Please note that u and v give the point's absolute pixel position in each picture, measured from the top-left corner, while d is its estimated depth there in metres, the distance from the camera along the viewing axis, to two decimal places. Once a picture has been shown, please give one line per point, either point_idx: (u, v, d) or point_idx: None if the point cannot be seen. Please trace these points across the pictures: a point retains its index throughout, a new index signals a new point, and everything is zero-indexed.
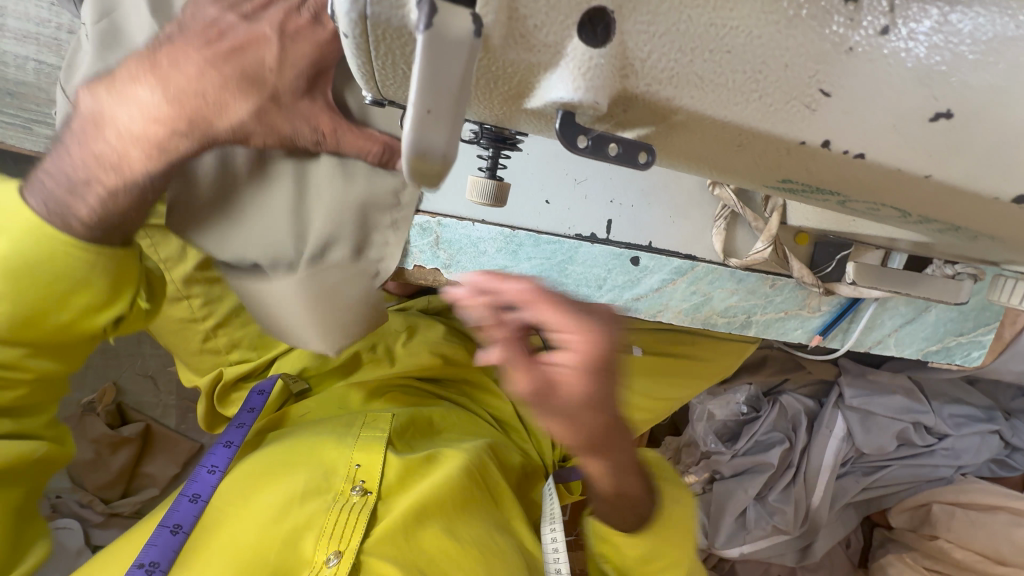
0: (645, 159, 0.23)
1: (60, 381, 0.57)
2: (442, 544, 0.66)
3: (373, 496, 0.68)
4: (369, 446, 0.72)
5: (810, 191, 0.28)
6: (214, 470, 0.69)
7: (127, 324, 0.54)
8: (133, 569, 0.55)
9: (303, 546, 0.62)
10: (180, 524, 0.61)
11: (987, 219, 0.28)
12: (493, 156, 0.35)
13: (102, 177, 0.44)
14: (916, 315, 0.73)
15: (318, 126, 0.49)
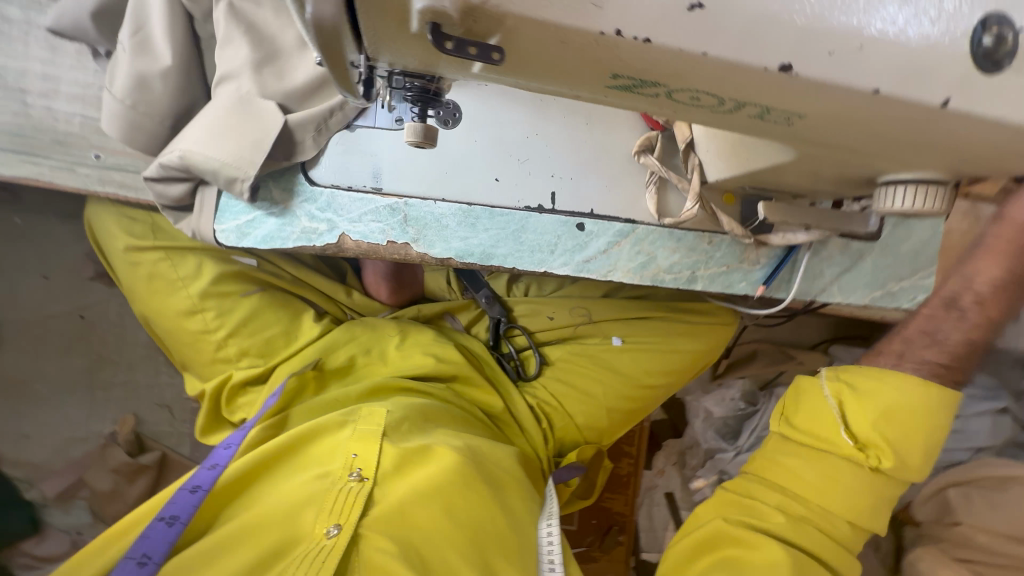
0: (498, 57, 0.34)
1: None
2: (436, 521, 0.69)
3: (370, 480, 0.71)
4: (364, 438, 0.77)
5: (640, 85, 0.38)
6: (231, 446, 0.75)
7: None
8: (155, 520, 0.61)
9: (305, 521, 0.66)
10: (199, 484, 0.67)
11: (781, 97, 0.38)
12: (421, 105, 0.46)
13: None
14: (854, 263, 0.80)
15: None
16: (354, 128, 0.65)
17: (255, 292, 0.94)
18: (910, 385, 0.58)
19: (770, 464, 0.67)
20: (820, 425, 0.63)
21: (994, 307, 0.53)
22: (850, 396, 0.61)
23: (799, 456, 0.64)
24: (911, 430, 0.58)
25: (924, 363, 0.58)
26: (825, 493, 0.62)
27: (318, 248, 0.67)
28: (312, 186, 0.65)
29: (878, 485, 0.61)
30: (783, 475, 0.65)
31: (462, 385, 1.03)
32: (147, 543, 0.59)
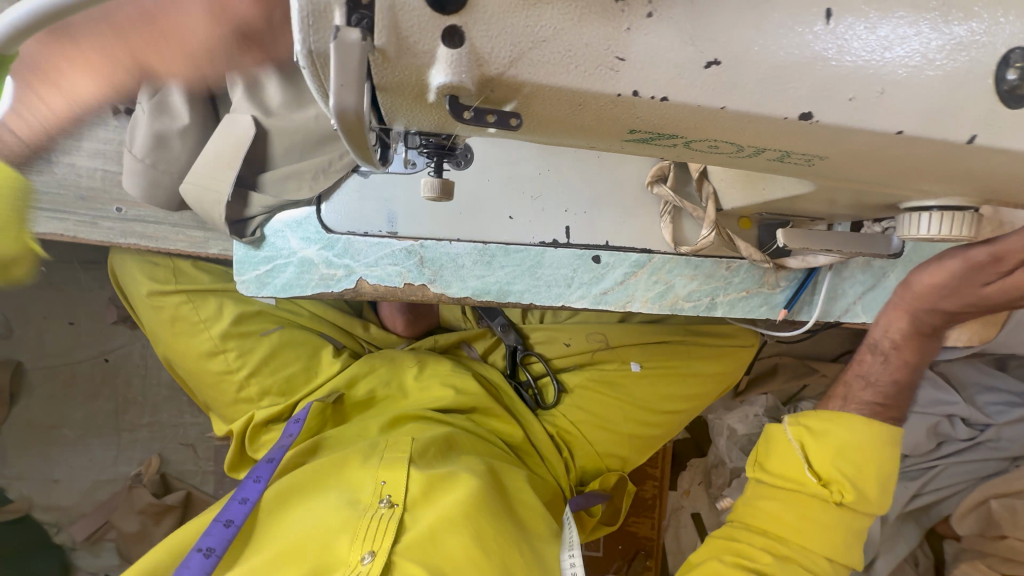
0: (515, 122, 0.34)
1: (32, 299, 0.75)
2: (466, 548, 0.68)
3: (400, 507, 0.71)
4: (392, 464, 0.77)
5: (658, 138, 0.38)
6: (261, 478, 0.75)
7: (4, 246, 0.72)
8: (193, 552, 0.63)
9: (337, 548, 0.66)
10: (232, 518, 0.69)
11: (802, 141, 0.38)
12: (437, 159, 0.46)
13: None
14: (876, 282, 0.78)
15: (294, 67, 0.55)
16: (367, 175, 0.66)
17: (274, 331, 0.95)
18: (857, 426, 0.64)
19: (754, 510, 0.68)
20: (787, 467, 0.66)
21: (906, 352, 0.67)
22: (810, 439, 0.65)
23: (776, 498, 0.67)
24: (863, 466, 0.63)
25: (866, 403, 0.68)
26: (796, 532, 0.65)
27: (337, 294, 0.68)
28: (329, 234, 0.66)
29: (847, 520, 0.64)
30: (765, 520, 0.66)
31: (482, 413, 1.03)
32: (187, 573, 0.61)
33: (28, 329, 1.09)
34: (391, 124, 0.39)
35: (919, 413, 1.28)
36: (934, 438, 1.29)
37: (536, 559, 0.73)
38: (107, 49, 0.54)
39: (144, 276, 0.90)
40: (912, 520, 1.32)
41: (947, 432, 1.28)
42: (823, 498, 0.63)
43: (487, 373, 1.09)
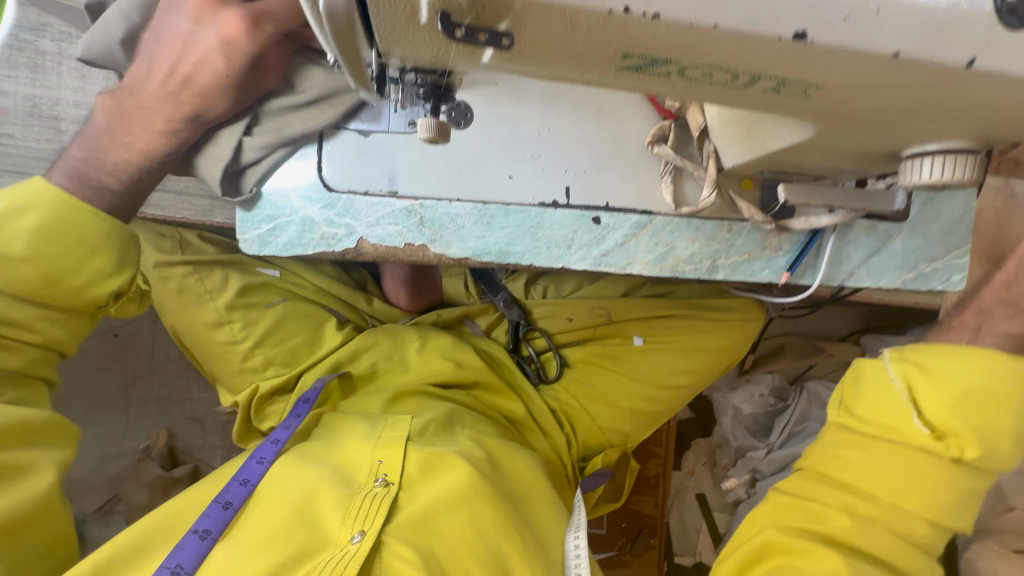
0: (507, 42, 0.35)
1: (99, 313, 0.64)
2: (460, 528, 0.68)
3: (394, 486, 0.71)
4: (389, 444, 0.76)
5: (651, 64, 0.38)
6: (263, 460, 0.74)
7: (125, 305, 0.62)
8: (189, 533, 0.61)
9: (329, 524, 0.66)
10: (231, 500, 0.66)
11: (796, 67, 0.37)
12: (432, 101, 0.47)
13: None
14: (881, 245, 0.77)
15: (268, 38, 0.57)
16: (367, 135, 0.66)
17: (279, 304, 0.97)
18: (966, 363, 0.55)
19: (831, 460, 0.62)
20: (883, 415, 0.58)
21: None
22: (922, 381, 0.56)
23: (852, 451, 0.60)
24: (985, 410, 0.54)
25: None
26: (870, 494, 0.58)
27: (338, 253, 0.69)
28: (330, 192, 0.67)
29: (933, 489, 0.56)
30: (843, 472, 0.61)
31: (483, 391, 1.03)
32: (180, 554, 0.59)
33: None
34: (385, 55, 0.40)
35: None
36: None
37: (534, 543, 0.72)
38: (151, 120, 0.58)
39: (150, 247, 0.90)
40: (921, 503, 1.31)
41: None
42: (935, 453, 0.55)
43: (488, 347, 1.08)
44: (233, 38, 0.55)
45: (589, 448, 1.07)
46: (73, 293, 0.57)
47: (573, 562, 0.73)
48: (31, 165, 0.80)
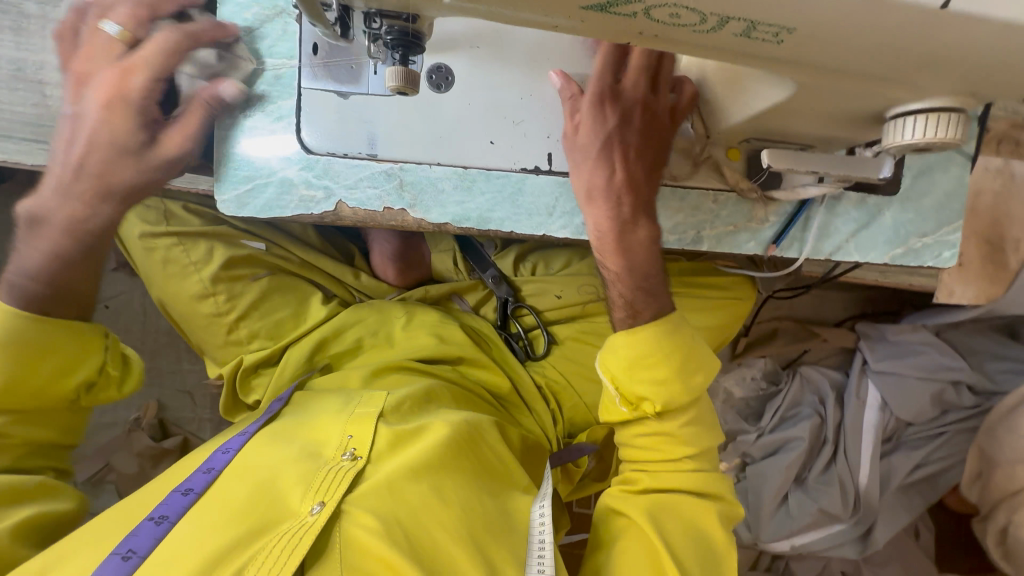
0: None
1: (74, 411, 0.67)
2: (424, 497, 0.68)
3: (362, 460, 0.71)
4: (361, 419, 0.76)
5: (616, 3, 0.36)
6: (229, 450, 0.72)
7: (98, 392, 0.66)
8: (144, 520, 0.61)
9: (290, 499, 0.65)
10: (192, 486, 0.66)
11: (768, 8, 0.36)
12: (402, 50, 0.46)
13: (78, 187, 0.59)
14: (871, 220, 0.76)
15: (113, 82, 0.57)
16: (346, 96, 0.65)
17: (263, 277, 0.96)
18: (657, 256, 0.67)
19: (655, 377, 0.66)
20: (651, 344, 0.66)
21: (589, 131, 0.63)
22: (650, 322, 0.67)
23: (638, 372, 0.65)
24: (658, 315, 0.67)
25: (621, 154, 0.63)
26: (655, 407, 0.65)
27: (316, 217, 0.68)
28: (309, 155, 0.66)
29: (701, 367, 0.66)
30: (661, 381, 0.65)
31: (469, 364, 1.01)
32: (133, 540, 0.58)
33: None
34: None
35: (924, 380, 1.25)
36: (937, 406, 1.26)
37: (500, 518, 0.71)
38: (66, 203, 0.60)
39: (134, 216, 0.91)
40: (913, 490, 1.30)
41: (952, 400, 1.26)
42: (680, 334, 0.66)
43: (474, 323, 1.07)
44: (106, 118, 0.57)
45: (573, 424, 1.07)
46: (38, 392, 0.60)
47: (539, 523, 0.74)
48: (15, 128, 0.79)
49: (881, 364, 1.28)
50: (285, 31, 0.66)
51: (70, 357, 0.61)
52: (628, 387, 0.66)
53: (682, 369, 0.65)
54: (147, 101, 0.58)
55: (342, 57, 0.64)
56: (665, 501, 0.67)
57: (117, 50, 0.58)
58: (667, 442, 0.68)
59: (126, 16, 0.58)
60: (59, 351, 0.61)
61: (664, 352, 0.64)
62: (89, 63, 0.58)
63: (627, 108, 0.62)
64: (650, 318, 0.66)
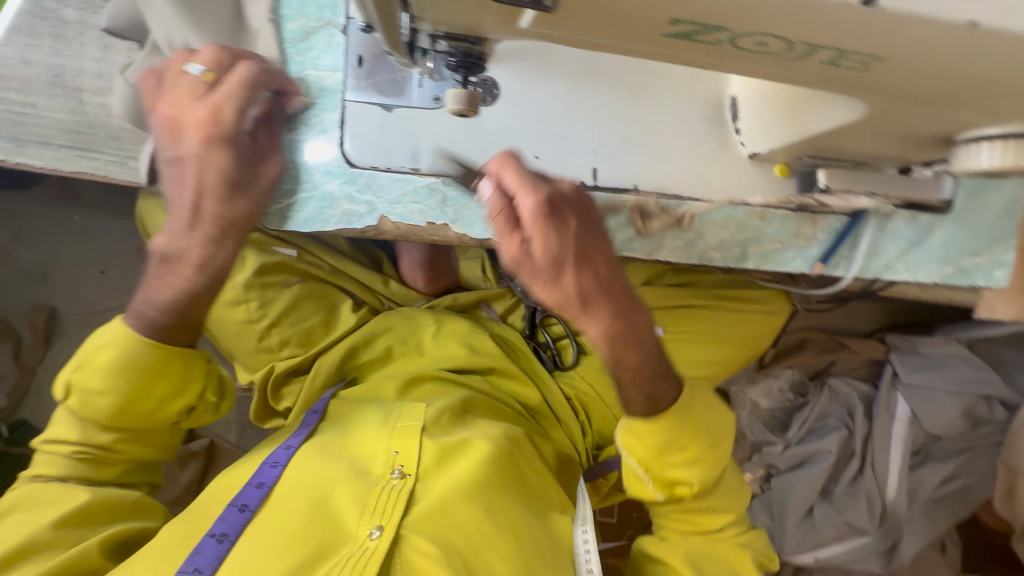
0: (550, 4, 0.33)
1: (163, 433, 0.69)
2: (477, 519, 0.68)
3: (412, 478, 0.70)
4: (405, 434, 0.75)
5: (701, 31, 0.35)
6: (277, 464, 0.71)
7: (197, 415, 0.68)
8: (206, 538, 0.62)
9: (347, 521, 0.65)
10: (247, 503, 0.66)
11: (862, 37, 0.34)
12: (463, 71, 0.45)
13: (196, 229, 0.58)
14: (921, 238, 0.74)
15: (206, 118, 0.56)
16: (391, 109, 0.64)
17: (295, 284, 0.95)
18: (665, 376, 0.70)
19: (670, 454, 0.71)
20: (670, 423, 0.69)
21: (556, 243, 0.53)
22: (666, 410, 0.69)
23: (670, 457, 0.71)
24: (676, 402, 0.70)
25: (586, 265, 0.55)
26: (690, 487, 0.73)
27: (357, 231, 0.67)
28: (351, 168, 0.65)
29: (723, 436, 0.74)
30: (682, 446, 0.71)
31: (500, 375, 1.01)
32: (198, 558, 0.59)
33: (62, 275, 1.14)
34: (417, 21, 0.39)
35: (956, 394, 1.23)
36: (968, 420, 1.24)
37: (547, 539, 0.72)
38: (189, 243, 0.58)
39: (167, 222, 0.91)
40: (942, 505, 1.28)
41: (984, 414, 1.24)
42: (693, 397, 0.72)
43: (501, 332, 1.06)
44: (218, 156, 0.57)
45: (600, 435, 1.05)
46: (145, 415, 0.63)
47: (583, 562, 0.72)
48: (55, 135, 0.78)
49: (911, 377, 1.25)
50: (331, 42, 0.66)
51: (190, 385, 0.65)
52: (663, 473, 0.72)
53: (709, 446, 0.72)
54: (242, 132, 0.58)
55: (386, 68, 0.64)
56: (705, 560, 0.75)
57: (203, 89, 0.57)
58: (701, 513, 0.76)
59: (208, 56, 0.58)
60: (173, 379, 0.63)
61: (691, 436, 0.70)
62: (179, 106, 0.56)
63: (575, 206, 0.55)
64: (670, 403, 0.68)
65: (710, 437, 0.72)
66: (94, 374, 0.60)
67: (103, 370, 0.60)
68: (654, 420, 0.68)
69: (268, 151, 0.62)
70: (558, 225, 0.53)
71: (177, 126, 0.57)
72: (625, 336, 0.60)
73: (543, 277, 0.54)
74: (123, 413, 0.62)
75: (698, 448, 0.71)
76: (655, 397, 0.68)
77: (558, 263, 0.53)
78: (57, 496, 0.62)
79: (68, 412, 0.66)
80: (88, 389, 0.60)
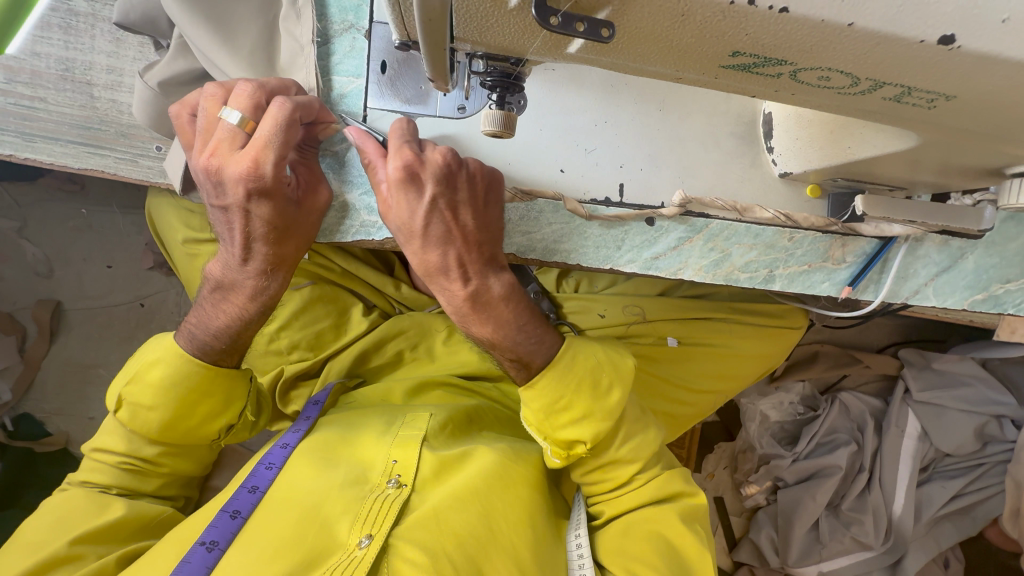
0: (607, 33, 0.32)
1: (202, 449, 0.73)
2: (473, 529, 0.63)
3: (407, 488, 0.66)
4: (406, 443, 0.72)
5: (762, 64, 0.34)
6: (272, 466, 0.70)
7: (236, 433, 0.71)
8: (196, 545, 0.59)
9: (337, 529, 0.62)
10: (239, 509, 0.64)
11: (931, 74, 0.33)
12: (499, 91, 0.44)
13: (251, 268, 0.61)
14: (952, 263, 0.72)
15: (246, 172, 0.53)
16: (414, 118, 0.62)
17: (306, 287, 0.94)
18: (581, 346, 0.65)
19: (561, 422, 0.63)
20: (555, 386, 0.62)
21: (403, 199, 0.54)
22: (556, 370, 0.62)
23: (556, 419, 0.63)
24: (570, 363, 0.62)
25: (439, 224, 0.56)
26: (586, 446, 0.63)
27: (377, 242, 0.66)
28: None
29: (615, 382, 0.63)
30: (575, 409, 0.62)
31: (511, 383, 0.97)
32: (187, 568, 0.56)
33: (68, 269, 1.13)
34: (459, 43, 0.38)
35: (967, 412, 1.22)
36: (979, 439, 1.22)
37: (547, 551, 0.67)
38: (243, 276, 0.61)
39: (177, 221, 0.89)
40: (950, 524, 1.26)
41: (995, 433, 1.22)
42: (584, 349, 0.64)
43: None
44: (265, 207, 0.56)
45: None
46: (188, 431, 0.66)
47: (577, 563, 0.68)
48: (63, 130, 0.77)
49: (923, 394, 1.24)
50: (354, 47, 0.63)
51: (234, 404, 0.68)
52: (555, 435, 0.64)
53: (596, 397, 0.62)
54: (283, 180, 0.55)
55: (411, 76, 0.61)
56: (631, 516, 0.69)
57: (242, 139, 0.54)
58: (613, 465, 0.70)
59: (245, 100, 0.54)
60: (217, 400, 0.66)
61: (576, 392, 0.62)
62: (220, 158, 0.54)
63: (438, 167, 0.55)
64: (543, 363, 0.62)
65: (609, 400, 0.63)
66: (147, 390, 0.63)
67: (155, 388, 0.63)
68: (533, 384, 0.62)
69: (313, 183, 0.60)
70: (406, 181, 0.54)
71: (218, 178, 0.55)
72: (487, 310, 0.60)
73: (405, 237, 0.57)
74: (169, 427, 0.65)
75: (597, 407, 0.62)
76: (524, 356, 0.62)
77: (407, 220, 0.55)
78: (90, 508, 0.64)
79: (115, 423, 0.68)
80: (139, 404, 0.63)
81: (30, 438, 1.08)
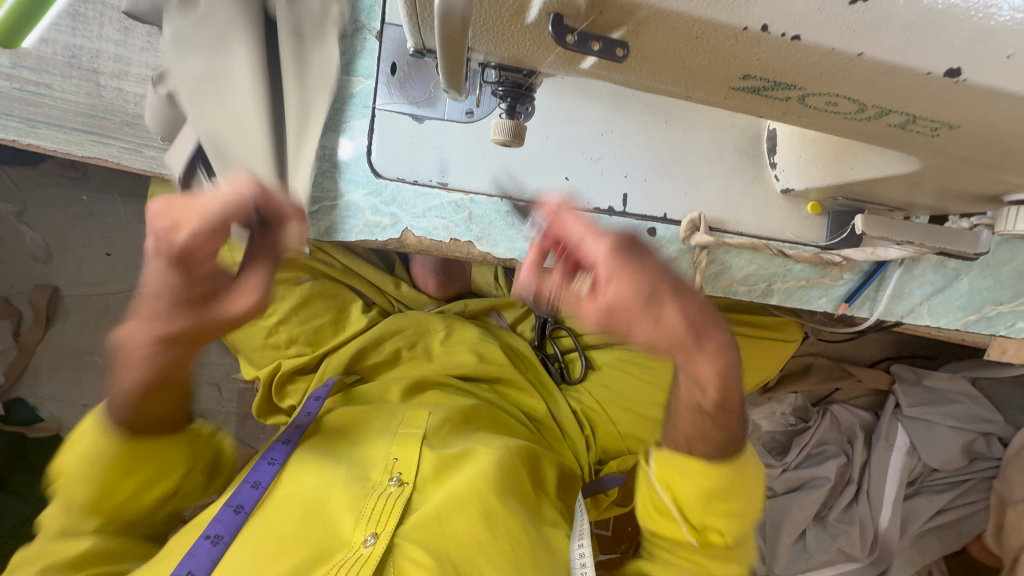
0: (621, 53, 0.33)
1: (148, 521, 0.64)
2: (475, 530, 0.64)
3: (409, 486, 0.67)
4: (406, 441, 0.73)
5: (771, 88, 0.35)
6: (275, 462, 0.70)
7: (179, 500, 0.64)
8: (201, 538, 0.59)
9: (342, 526, 0.62)
10: (243, 504, 0.64)
11: (934, 106, 0.33)
12: (510, 100, 0.44)
13: (177, 347, 0.53)
14: (948, 284, 0.73)
15: (170, 235, 0.47)
16: (422, 120, 0.63)
17: (307, 282, 0.93)
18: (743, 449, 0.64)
19: (715, 512, 0.61)
20: (729, 475, 0.60)
21: (641, 312, 0.46)
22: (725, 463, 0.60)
23: (709, 504, 0.61)
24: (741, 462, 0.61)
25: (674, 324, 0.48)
26: (726, 537, 0.62)
27: (381, 243, 0.65)
28: (377, 178, 0.63)
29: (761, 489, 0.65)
30: (727, 502, 0.61)
31: (507, 385, 0.98)
32: (192, 562, 0.57)
33: (67, 256, 1.12)
34: (472, 51, 0.38)
35: (955, 429, 1.23)
36: (966, 456, 1.24)
37: (548, 552, 0.67)
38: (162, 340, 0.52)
39: None
40: (935, 539, 1.27)
41: (982, 451, 1.24)
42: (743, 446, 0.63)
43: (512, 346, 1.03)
44: (175, 273, 0.48)
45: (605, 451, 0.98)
46: (118, 503, 0.60)
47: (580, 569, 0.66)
48: (67, 118, 0.77)
49: (913, 409, 1.25)
50: (364, 48, 0.64)
51: (161, 468, 0.61)
52: (698, 518, 0.61)
53: (750, 498, 0.62)
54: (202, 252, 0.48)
55: (421, 78, 0.62)
56: None
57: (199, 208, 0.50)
58: None
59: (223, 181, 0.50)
60: (138, 469, 0.59)
61: (734, 492, 0.61)
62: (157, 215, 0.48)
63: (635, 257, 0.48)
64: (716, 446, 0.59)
65: (757, 497, 0.64)
66: (69, 464, 0.57)
67: (77, 462, 0.57)
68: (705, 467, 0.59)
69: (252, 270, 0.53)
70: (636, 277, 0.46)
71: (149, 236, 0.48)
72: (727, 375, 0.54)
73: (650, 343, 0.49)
74: (97, 501, 0.58)
75: (746, 498, 0.62)
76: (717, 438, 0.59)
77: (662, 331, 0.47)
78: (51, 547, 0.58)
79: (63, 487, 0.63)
80: (65, 480, 0.58)
81: (23, 424, 1.08)
